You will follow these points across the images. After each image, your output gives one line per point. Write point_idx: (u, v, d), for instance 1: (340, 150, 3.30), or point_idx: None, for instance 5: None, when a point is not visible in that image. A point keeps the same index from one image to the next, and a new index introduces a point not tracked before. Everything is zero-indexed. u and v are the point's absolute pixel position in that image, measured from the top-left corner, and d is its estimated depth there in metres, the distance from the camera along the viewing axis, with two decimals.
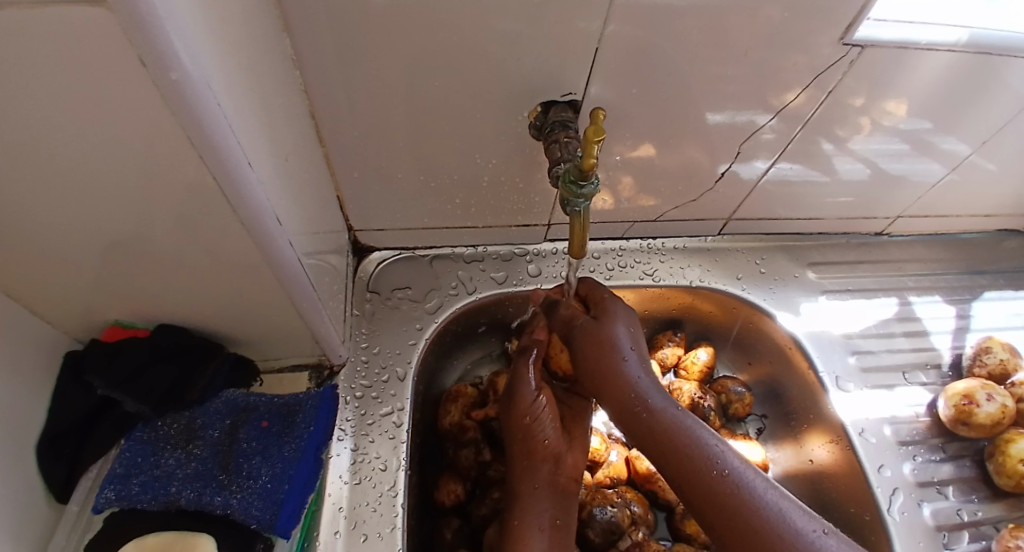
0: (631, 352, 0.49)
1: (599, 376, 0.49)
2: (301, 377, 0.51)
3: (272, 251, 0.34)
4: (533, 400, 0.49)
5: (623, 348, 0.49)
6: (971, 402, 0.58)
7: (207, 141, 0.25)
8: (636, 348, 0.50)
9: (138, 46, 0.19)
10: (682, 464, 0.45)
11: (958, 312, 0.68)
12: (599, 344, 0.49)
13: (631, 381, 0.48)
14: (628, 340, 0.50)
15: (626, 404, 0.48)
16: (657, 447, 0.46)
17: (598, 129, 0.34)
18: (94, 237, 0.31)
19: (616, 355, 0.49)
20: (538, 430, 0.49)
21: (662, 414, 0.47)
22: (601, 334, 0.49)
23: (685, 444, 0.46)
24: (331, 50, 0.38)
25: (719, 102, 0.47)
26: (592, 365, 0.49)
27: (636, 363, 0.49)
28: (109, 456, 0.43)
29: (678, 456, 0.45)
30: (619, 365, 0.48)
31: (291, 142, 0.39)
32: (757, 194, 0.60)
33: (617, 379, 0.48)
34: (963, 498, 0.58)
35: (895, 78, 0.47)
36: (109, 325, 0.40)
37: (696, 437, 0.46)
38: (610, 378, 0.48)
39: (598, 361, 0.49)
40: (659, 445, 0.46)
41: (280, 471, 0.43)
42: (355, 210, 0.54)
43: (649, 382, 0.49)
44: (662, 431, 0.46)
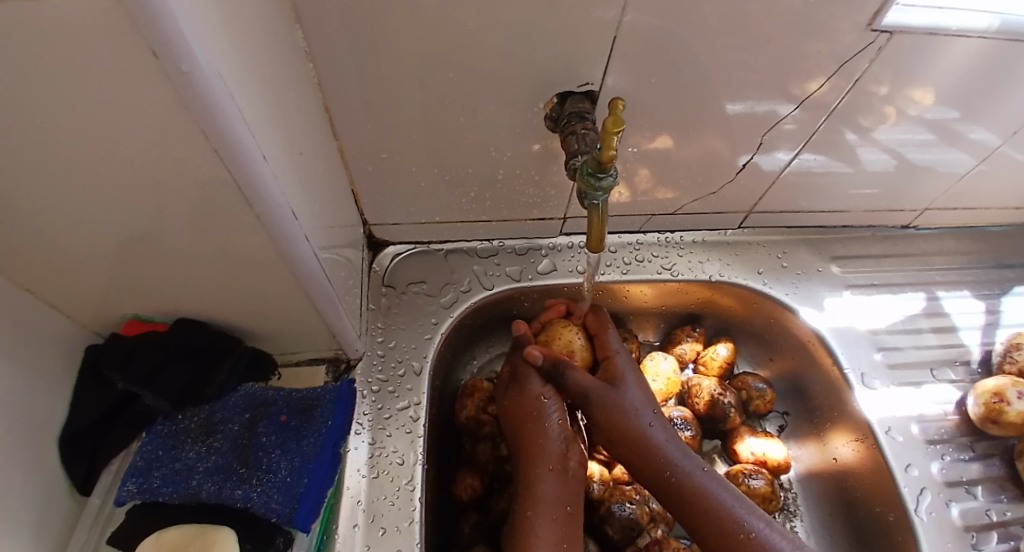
0: (655, 427, 0.51)
1: (622, 441, 0.51)
2: (319, 370, 0.51)
3: (289, 246, 0.34)
4: (539, 391, 0.53)
5: (644, 417, 0.51)
6: (1002, 401, 0.56)
7: (221, 137, 0.24)
8: (657, 419, 0.52)
9: (149, 38, 0.19)
10: (710, 529, 0.47)
11: (988, 307, 0.66)
12: (617, 409, 0.51)
13: (657, 447, 0.50)
14: (644, 403, 0.52)
15: (652, 468, 0.50)
16: (686, 514, 0.48)
17: (616, 120, 0.33)
18: (113, 234, 0.31)
19: (637, 421, 0.51)
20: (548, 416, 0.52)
21: (690, 477, 0.49)
22: (621, 403, 0.52)
23: (710, 506, 0.47)
24: (345, 42, 0.38)
25: (740, 91, 0.46)
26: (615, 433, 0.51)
27: (658, 429, 0.51)
28: (130, 450, 0.43)
29: (702, 518, 0.47)
30: (641, 431, 0.51)
31: (305, 137, 0.38)
32: (778, 185, 0.59)
33: (641, 446, 0.51)
34: (992, 498, 0.56)
35: (925, 65, 0.45)
36: (129, 320, 0.40)
37: (719, 500, 0.48)
38: (635, 442, 0.51)
39: (618, 428, 0.51)
40: (687, 508, 0.48)
41: (299, 466, 0.43)
42: (370, 204, 0.54)
43: (674, 446, 0.51)
44: (689, 497, 0.48)
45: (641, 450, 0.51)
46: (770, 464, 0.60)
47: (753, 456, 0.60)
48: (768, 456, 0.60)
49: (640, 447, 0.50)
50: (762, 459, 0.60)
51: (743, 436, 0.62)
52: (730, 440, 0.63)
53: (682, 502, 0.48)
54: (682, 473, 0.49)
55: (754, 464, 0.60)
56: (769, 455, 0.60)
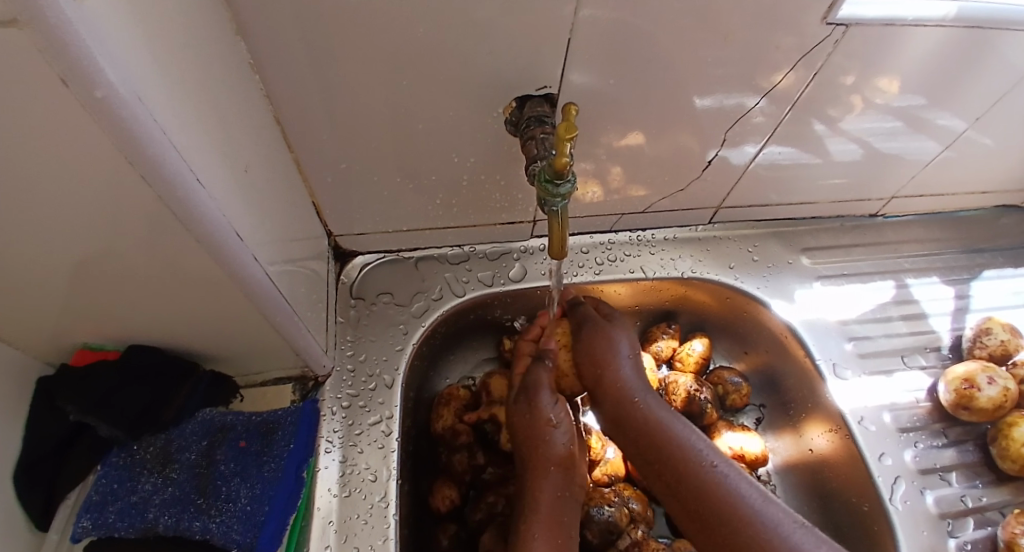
0: (629, 359, 0.52)
1: (598, 371, 0.52)
2: (285, 389, 0.50)
3: (236, 266, 0.33)
4: (532, 351, 0.55)
5: (622, 354, 0.52)
6: (972, 386, 0.57)
7: (149, 160, 0.23)
8: (634, 357, 0.52)
9: (56, 65, 0.18)
10: (664, 460, 0.47)
11: (957, 292, 0.67)
12: (603, 338, 0.52)
13: (626, 382, 0.51)
14: (627, 345, 0.52)
15: (620, 397, 0.51)
16: (646, 445, 0.49)
17: (570, 125, 0.33)
18: (49, 263, 0.30)
19: (614, 353, 0.52)
20: (544, 356, 0.53)
21: (654, 413, 0.50)
22: (608, 336, 0.52)
23: (672, 443, 0.48)
24: (291, 53, 0.37)
25: (702, 87, 0.45)
26: (591, 357, 0.52)
27: (632, 368, 0.52)
28: (87, 482, 0.42)
29: (662, 445, 0.48)
30: (615, 361, 0.51)
31: (254, 149, 0.37)
32: (746, 179, 0.59)
33: (614, 375, 0.51)
34: (966, 484, 0.57)
35: (885, 55, 0.45)
36: (79, 348, 0.39)
37: (683, 437, 0.48)
38: (606, 369, 0.51)
39: (599, 357, 0.51)
40: (646, 437, 0.49)
41: (259, 492, 0.43)
42: (333, 215, 0.53)
43: (644, 387, 0.52)
44: (653, 425, 0.49)
45: (612, 377, 0.51)
46: (749, 458, 0.61)
47: (731, 450, 0.61)
48: (746, 450, 0.61)
49: (615, 377, 0.51)
50: (739, 453, 0.61)
51: (721, 431, 0.62)
52: (708, 435, 0.63)
53: (647, 432, 0.49)
54: (650, 406, 0.50)
55: (733, 458, 0.61)
56: (746, 449, 0.61)
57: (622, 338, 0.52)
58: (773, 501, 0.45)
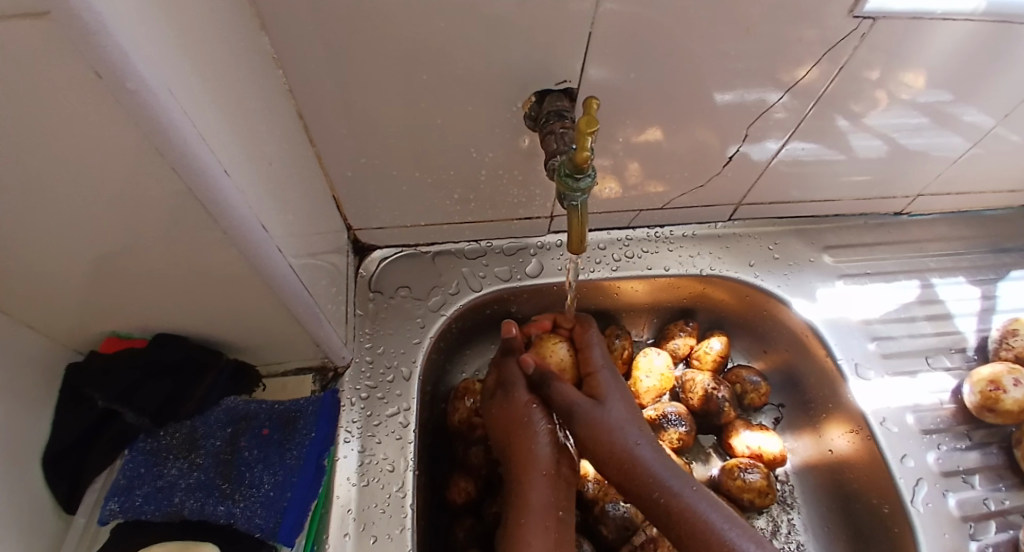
0: (638, 434, 0.49)
1: (616, 465, 0.49)
2: (305, 380, 0.51)
3: (260, 258, 0.33)
4: (527, 400, 0.51)
5: (631, 435, 0.49)
6: (998, 388, 0.56)
7: (177, 152, 0.24)
8: (641, 431, 0.50)
9: (88, 58, 0.18)
10: (699, 549, 0.45)
11: (984, 292, 0.65)
12: (604, 432, 0.48)
13: (644, 465, 0.48)
14: (631, 423, 0.50)
15: (642, 489, 0.48)
16: (677, 533, 0.46)
17: (591, 119, 0.33)
18: (81, 254, 0.30)
19: (624, 442, 0.49)
20: (534, 424, 0.50)
21: (680, 499, 0.47)
22: (605, 420, 0.49)
23: (704, 530, 0.45)
24: (314, 47, 0.37)
25: (724, 81, 0.45)
26: (606, 460, 0.49)
27: (646, 447, 0.49)
28: (114, 467, 0.43)
29: (696, 539, 0.45)
30: (629, 452, 0.48)
31: (276, 143, 0.38)
32: (767, 176, 0.58)
33: (627, 461, 0.48)
34: (990, 487, 0.56)
35: (913, 48, 0.44)
36: (107, 337, 0.40)
37: (712, 524, 0.45)
38: (626, 468, 0.48)
39: (604, 450, 0.49)
40: (675, 528, 0.46)
41: (282, 479, 0.43)
42: (352, 209, 0.54)
43: (662, 466, 0.48)
44: (680, 517, 0.46)
45: (626, 463, 0.48)
46: (766, 457, 0.60)
47: (749, 449, 0.60)
48: (764, 449, 0.60)
49: (627, 467, 0.48)
50: (757, 453, 0.60)
51: (739, 430, 0.61)
52: (726, 434, 0.62)
53: (676, 527, 0.46)
54: (673, 495, 0.47)
55: (750, 457, 0.60)
56: (765, 448, 0.60)
57: (619, 409, 0.50)
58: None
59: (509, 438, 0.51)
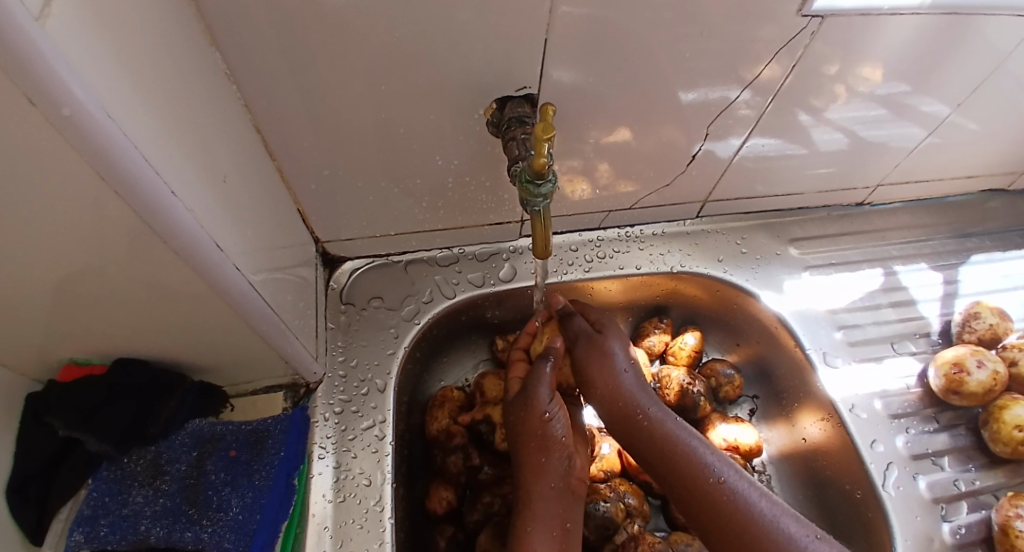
0: (628, 367, 0.52)
1: (602, 388, 0.52)
2: (276, 397, 0.50)
3: (218, 276, 0.33)
4: (545, 412, 0.49)
5: (621, 363, 0.52)
6: (962, 371, 0.58)
7: (122, 176, 0.23)
8: (632, 368, 0.53)
9: (23, 86, 0.18)
10: (674, 467, 0.47)
11: (945, 278, 0.67)
12: (599, 353, 0.52)
13: (630, 393, 0.51)
14: (623, 353, 0.53)
15: (627, 413, 0.50)
16: (656, 458, 0.49)
17: (547, 126, 0.34)
18: (27, 282, 0.30)
19: (615, 366, 0.52)
20: (551, 428, 0.49)
21: (662, 423, 0.50)
22: (601, 345, 0.53)
23: (684, 455, 0.48)
24: (268, 61, 0.37)
25: (685, 81, 0.46)
26: (596, 377, 0.52)
27: (633, 379, 0.52)
28: (77, 497, 0.42)
29: (673, 458, 0.48)
30: (617, 376, 0.52)
31: (232, 160, 0.37)
32: (733, 171, 0.59)
33: (616, 389, 0.51)
34: (959, 468, 0.57)
35: (866, 43, 0.45)
36: (64, 364, 0.39)
37: (690, 447, 0.48)
38: (612, 386, 0.51)
39: (598, 371, 0.52)
40: (654, 452, 0.49)
41: (251, 501, 0.43)
42: (320, 222, 0.53)
43: (647, 396, 0.52)
44: (660, 439, 0.49)
45: (614, 385, 0.51)
46: (742, 449, 0.61)
47: (726, 442, 0.61)
48: (740, 441, 0.61)
49: (615, 391, 0.51)
50: (734, 445, 0.61)
51: (715, 423, 0.62)
52: (703, 428, 0.63)
53: (656, 446, 0.49)
54: (656, 419, 0.50)
55: (728, 449, 0.61)
56: (741, 440, 0.61)
57: (617, 344, 0.54)
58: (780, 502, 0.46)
59: (518, 415, 0.50)
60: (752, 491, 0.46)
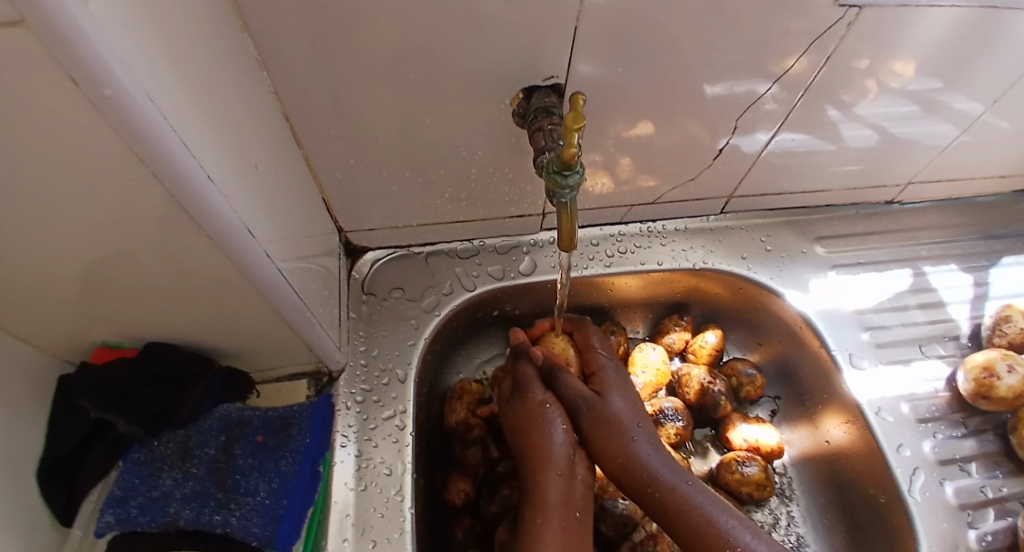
0: (639, 429, 0.51)
1: (614, 459, 0.49)
2: (300, 385, 0.51)
3: (248, 263, 0.33)
4: (540, 399, 0.52)
5: (630, 427, 0.50)
6: (991, 375, 0.56)
7: (159, 159, 0.23)
8: (642, 426, 0.51)
9: (66, 65, 0.18)
10: (690, 538, 0.46)
11: (976, 280, 0.66)
12: (610, 432, 0.50)
13: (642, 460, 0.49)
14: (631, 414, 0.51)
15: (638, 480, 0.48)
16: (672, 527, 0.47)
17: (578, 115, 0.33)
18: (68, 264, 0.30)
19: (624, 434, 0.50)
20: (550, 425, 0.51)
21: (676, 491, 0.47)
22: (608, 413, 0.51)
23: (698, 523, 0.46)
24: (299, 50, 0.37)
25: (715, 73, 0.45)
26: (605, 448, 0.50)
27: (644, 440, 0.50)
28: (108, 480, 0.43)
29: (688, 525, 0.46)
30: (628, 446, 0.49)
31: (262, 148, 0.37)
32: (759, 167, 0.58)
33: (628, 457, 0.49)
34: (987, 474, 0.56)
35: (902, 37, 0.44)
36: (97, 347, 0.40)
37: (710, 516, 0.46)
38: (621, 455, 0.49)
39: (608, 443, 0.50)
40: (671, 520, 0.47)
41: (277, 486, 0.44)
42: (343, 212, 0.53)
43: (660, 459, 0.49)
44: (676, 508, 0.47)
45: (623, 451, 0.49)
46: (763, 450, 0.60)
47: (747, 442, 0.60)
48: (761, 442, 0.60)
49: (626, 461, 0.49)
50: (755, 446, 0.60)
51: (736, 423, 0.62)
52: (723, 428, 0.63)
53: (671, 515, 0.47)
54: (669, 488, 0.48)
55: (748, 450, 0.60)
56: (762, 441, 0.60)
57: (621, 402, 0.52)
58: (785, 547, 0.45)
59: (517, 415, 0.53)
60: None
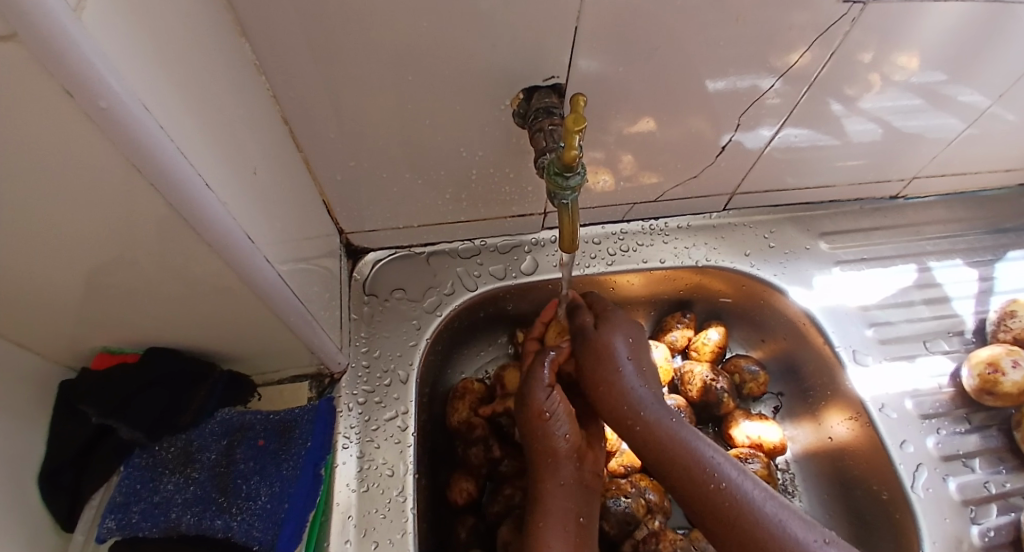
0: (629, 360, 0.51)
1: (599, 386, 0.50)
2: (302, 387, 0.51)
3: (247, 269, 0.33)
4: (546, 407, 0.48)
5: (619, 357, 0.50)
6: (997, 371, 0.56)
7: (156, 168, 0.23)
8: (635, 358, 0.51)
9: (59, 78, 0.17)
10: (675, 470, 0.45)
11: (981, 275, 0.65)
12: (598, 356, 0.50)
13: (627, 390, 0.49)
14: (625, 349, 0.51)
15: (620, 412, 0.48)
16: (655, 458, 0.47)
17: (578, 117, 0.32)
18: (68, 272, 0.30)
19: (614, 361, 0.50)
20: (553, 431, 0.48)
21: (658, 424, 0.47)
22: (597, 344, 0.51)
23: (682, 455, 0.45)
24: (296, 53, 0.37)
25: (717, 69, 0.44)
26: (593, 377, 0.50)
27: (633, 371, 0.50)
28: (110, 483, 0.44)
29: (669, 455, 0.46)
30: (614, 371, 0.50)
31: (260, 152, 0.37)
32: (762, 163, 0.57)
33: (616, 389, 0.49)
34: (990, 470, 0.56)
35: (907, 30, 0.43)
36: (98, 353, 0.40)
37: (692, 447, 0.46)
38: (607, 386, 0.49)
39: (596, 370, 0.50)
40: (652, 451, 0.47)
41: (278, 491, 0.44)
42: (343, 213, 0.53)
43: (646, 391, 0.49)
44: (659, 439, 0.47)
45: (607, 376, 0.50)
46: (766, 447, 0.60)
47: (749, 439, 0.60)
48: (764, 439, 0.60)
49: (610, 386, 0.49)
50: (757, 443, 0.60)
51: (739, 420, 0.61)
52: (726, 425, 0.62)
53: (653, 447, 0.47)
54: (650, 422, 0.47)
55: (751, 447, 0.60)
56: (765, 438, 0.60)
57: (620, 340, 0.51)
58: (775, 497, 0.44)
59: (523, 422, 0.50)
60: (757, 492, 0.43)
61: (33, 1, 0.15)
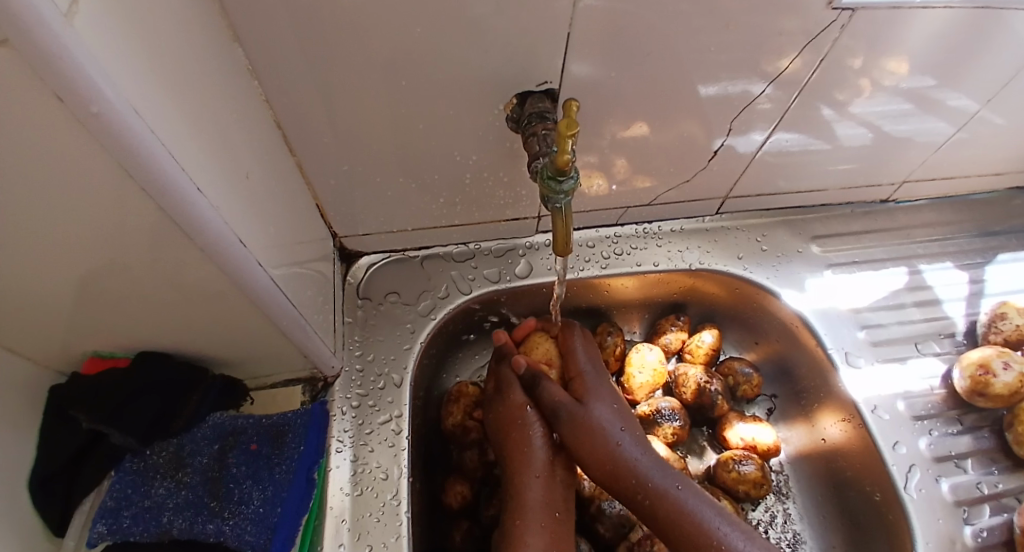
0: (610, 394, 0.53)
1: (600, 464, 0.49)
2: (294, 391, 0.51)
3: (240, 272, 0.33)
4: (522, 401, 0.52)
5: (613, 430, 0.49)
6: (987, 372, 0.56)
7: (147, 173, 0.23)
8: (627, 426, 0.50)
9: (50, 83, 0.17)
10: (690, 547, 0.45)
11: (971, 277, 0.66)
12: (589, 429, 0.49)
13: (630, 464, 0.48)
14: (614, 420, 0.50)
15: (627, 488, 0.48)
16: (667, 532, 0.46)
17: (570, 121, 0.33)
18: (58, 277, 0.30)
19: (606, 440, 0.49)
20: (529, 433, 0.51)
21: (664, 496, 0.47)
22: (587, 417, 0.50)
23: (694, 529, 0.45)
24: (290, 58, 0.37)
25: (708, 74, 0.44)
26: (590, 454, 0.49)
27: (629, 439, 0.50)
28: (101, 489, 0.43)
29: (681, 529, 0.46)
30: (609, 449, 0.48)
31: (253, 157, 0.37)
32: (754, 167, 0.58)
33: (615, 465, 0.48)
34: (982, 471, 0.56)
35: (895, 36, 0.44)
36: (89, 357, 0.40)
37: (703, 520, 0.46)
38: (608, 464, 0.48)
39: (588, 447, 0.49)
40: (664, 526, 0.46)
41: (272, 495, 0.44)
42: (337, 217, 0.53)
43: (647, 459, 0.49)
44: (669, 513, 0.46)
45: (602, 451, 0.49)
46: (760, 449, 0.60)
47: (743, 441, 0.60)
48: (758, 441, 0.60)
49: (611, 466, 0.48)
50: (751, 445, 0.60)
51: (733, 422, 0.62)
52: (720, 427, 0.63)
53: (664, 523, 0.46)
54: (658, 494, 0.47)
55: (745, 449, 0.60)
56: (759, 439, 0.60)
57: (602, 408, 0.51)
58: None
59: (500, 419, 0.53)
60: None
61: (26, 8, 0.15)
